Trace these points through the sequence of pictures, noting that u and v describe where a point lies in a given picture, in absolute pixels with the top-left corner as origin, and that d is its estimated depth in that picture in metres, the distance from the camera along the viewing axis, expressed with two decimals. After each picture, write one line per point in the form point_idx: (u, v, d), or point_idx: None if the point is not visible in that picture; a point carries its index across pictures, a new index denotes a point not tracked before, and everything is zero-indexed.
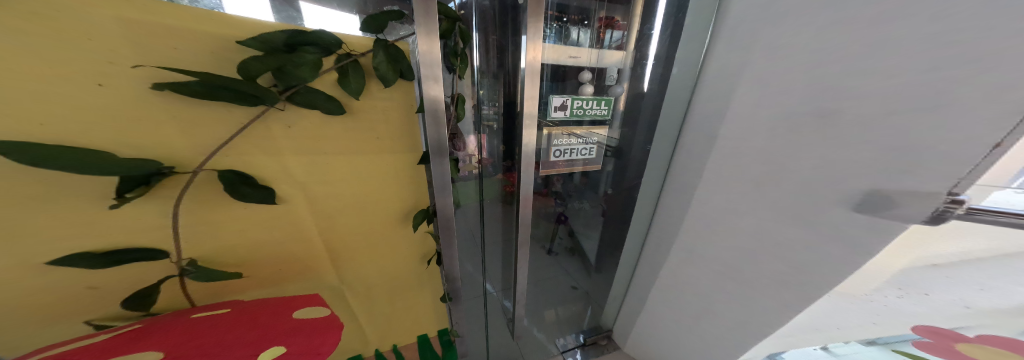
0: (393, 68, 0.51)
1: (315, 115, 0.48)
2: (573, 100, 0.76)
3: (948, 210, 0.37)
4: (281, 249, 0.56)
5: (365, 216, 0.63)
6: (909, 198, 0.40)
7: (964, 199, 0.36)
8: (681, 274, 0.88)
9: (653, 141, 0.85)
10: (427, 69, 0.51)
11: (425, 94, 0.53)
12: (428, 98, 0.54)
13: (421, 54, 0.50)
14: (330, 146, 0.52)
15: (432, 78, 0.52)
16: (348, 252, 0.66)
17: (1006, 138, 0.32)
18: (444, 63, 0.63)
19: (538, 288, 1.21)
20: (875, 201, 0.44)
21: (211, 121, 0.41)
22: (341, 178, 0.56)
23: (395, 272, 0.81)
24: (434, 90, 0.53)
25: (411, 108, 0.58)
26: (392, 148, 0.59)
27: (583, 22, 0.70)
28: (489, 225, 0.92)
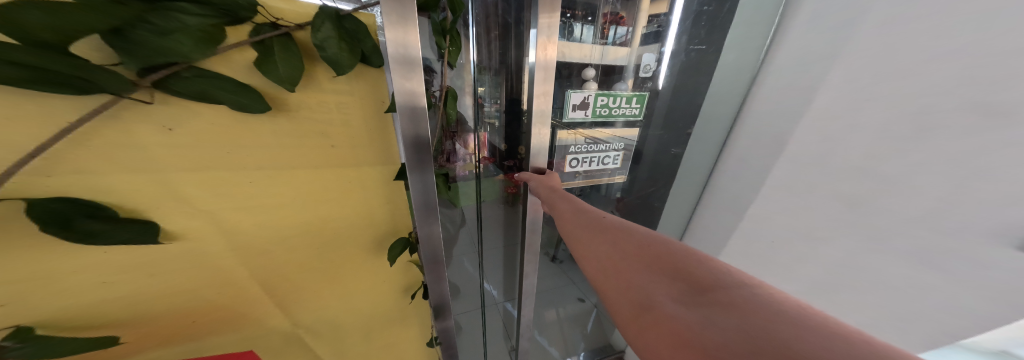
0: (353, 51, 0.36)
1: (224, 112, 0.32)
2: (597, 97, 0.59)
3: None
4: (193, 299, 0.39)
5: (319, 250, 0.47)
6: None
7: None
8: None
9: (694, 141, 0.74)
10: (398, 48, 0.34)
11: (395, 82, 0.36)
12: (399, 88, 0.37)
13: (389, 30, 0.33)
14: (252, 157, 0.36)
15: (403, 63, 0.36)
16: (301, 291, 0.51)
17: None
18: (426, 45, 0.46)
19: (546, 312, 1.05)
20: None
21: (8, 116, 0.23)
22: (280, 202, 0.40)
23: (371, 309, 0.64)
24: (408, 78, 0.37)
25: (383, 106, 0.42)
26: (357, 159, 0.43)
27: (588, 17, 0.53)
28: (487, 240, 0.75)
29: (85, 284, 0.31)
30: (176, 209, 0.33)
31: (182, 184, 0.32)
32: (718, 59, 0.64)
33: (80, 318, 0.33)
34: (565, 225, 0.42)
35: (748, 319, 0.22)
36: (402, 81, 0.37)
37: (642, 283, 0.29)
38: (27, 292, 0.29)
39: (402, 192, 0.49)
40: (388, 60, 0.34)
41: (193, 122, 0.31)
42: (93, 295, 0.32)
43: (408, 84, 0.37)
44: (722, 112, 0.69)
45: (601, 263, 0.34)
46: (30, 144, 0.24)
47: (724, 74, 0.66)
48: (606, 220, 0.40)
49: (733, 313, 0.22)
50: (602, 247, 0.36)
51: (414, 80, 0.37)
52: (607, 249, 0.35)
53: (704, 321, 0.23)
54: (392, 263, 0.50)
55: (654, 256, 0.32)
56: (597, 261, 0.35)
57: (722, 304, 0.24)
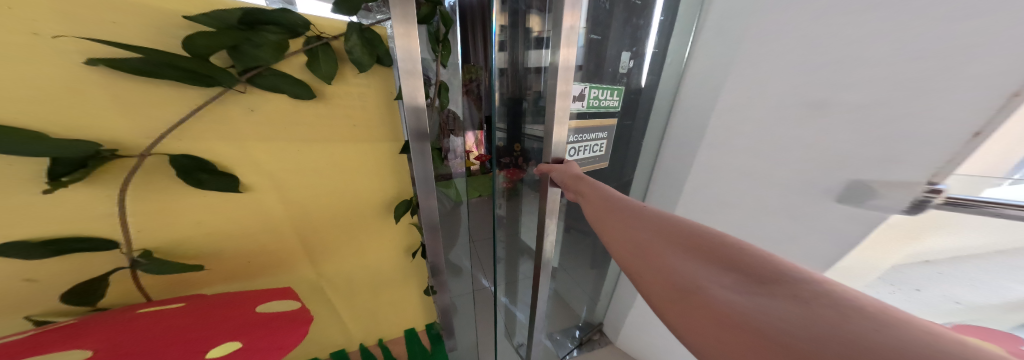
0: (370, 55, 0.48)
1: (282, 99, 0.45)
2: (590, 88, 0.53)
3: (926, 200, 0.34)
4: (251, 241, 0.52)
5: (341, 208, 0.61)
6: (891, 188, 0.37)
7: (943, 189, 0.32)
8: None
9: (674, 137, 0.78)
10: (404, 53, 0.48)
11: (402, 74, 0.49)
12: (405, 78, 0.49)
13: (398, 39, 0.45)
14: (297, 130, 0.48)
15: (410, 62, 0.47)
16: (325, 244, 0.63)
17: (986, 126, 0.29)
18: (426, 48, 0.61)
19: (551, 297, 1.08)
20: (856, 191, 0.40)
21: (160, 100, 0.37)
22: (315, 167, 0.53)
23: (378, 264, 0.77)
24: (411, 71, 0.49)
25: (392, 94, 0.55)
26: (371, 135, 0.57)
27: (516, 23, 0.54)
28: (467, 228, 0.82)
29: (185, 219, 0.44)
30: (247, 167, 0.46)
31: (253, 150, 0.45)
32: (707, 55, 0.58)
33: (177, 247, 0.46)
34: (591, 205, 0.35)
35: (839, 313, 0.13)
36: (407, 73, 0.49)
37: (685, 264, 0.21)
38: (151, 222, 0.42)
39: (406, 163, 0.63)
40: (398, 67, 0.49)
41: (263, 106, 0.44)
42: (188, 230, 0.45)
43: (411, 75, 0.49)
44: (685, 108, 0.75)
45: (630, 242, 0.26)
46: (170, 119, 0.38)
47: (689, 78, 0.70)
48: (640, 202, 0.31)
49: (814, 307, 0.14)
50: (636, 224, 0.27)
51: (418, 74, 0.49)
52: (640, 225, 0.27)
53: (775, 316, 0.14)
54: (397, 220, 0.64)
55: (710, 236, 0.22)
56: (626, 240, 0.27)
57: (816, 298, 0.14)
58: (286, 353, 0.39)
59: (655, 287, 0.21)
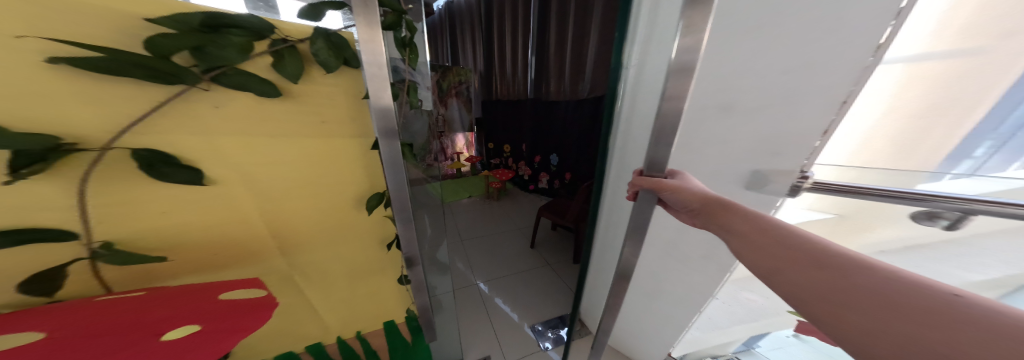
0: (337, 56, 0.51)
1: (249, 96, 0.47)
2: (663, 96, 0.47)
3: (800, 184, 0.58)
4: (217, 234, 0.54)
5: (311, 202, 0.62)
6: (781, 177, 0.61)
7: (810, 175, 0.57)
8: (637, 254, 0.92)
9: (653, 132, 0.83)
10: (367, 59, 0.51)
11: (366, 73, 0.52)
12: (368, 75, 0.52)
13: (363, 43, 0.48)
14: (261, 125, 0.50)
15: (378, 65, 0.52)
16: (297, 237, 0.65)
17: (830, 126, 0.52)
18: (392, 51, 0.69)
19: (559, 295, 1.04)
20: (758, 178, 0.63)
21: (122, 97, 0.39)
22: (285, 161, 0.55)
23: (354, 257, 0.80)
24: (375, 70, 0.52)
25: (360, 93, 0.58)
26: (342, 132, 0.60)
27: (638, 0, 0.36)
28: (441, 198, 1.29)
29: (149, 211, 0.46)
30: (212, 161, 0.48)
31: (219, 144, 0.48)
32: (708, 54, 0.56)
33: (139, 239, 0.47)
34: (741, 250, 0.39)
35: None
36: (371, 72, 0.52)
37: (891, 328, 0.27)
38: (113, 214, 0.44)
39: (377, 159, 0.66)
40: (365, 70, 0.52)
41: (228, 103, 0.46)
42: (151, 222, 0.47)
43: (375, 75, 0.52)
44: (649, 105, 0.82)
45: (818, 300, 0.32)
46: (131, 115, 0.40)
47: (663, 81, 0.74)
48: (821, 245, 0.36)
49: None
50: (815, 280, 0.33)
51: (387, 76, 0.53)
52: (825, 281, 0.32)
53: None
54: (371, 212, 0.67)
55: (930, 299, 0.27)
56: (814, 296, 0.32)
57: None
58: (252, 333, 0.41)
59: (882, 335, 0.27)
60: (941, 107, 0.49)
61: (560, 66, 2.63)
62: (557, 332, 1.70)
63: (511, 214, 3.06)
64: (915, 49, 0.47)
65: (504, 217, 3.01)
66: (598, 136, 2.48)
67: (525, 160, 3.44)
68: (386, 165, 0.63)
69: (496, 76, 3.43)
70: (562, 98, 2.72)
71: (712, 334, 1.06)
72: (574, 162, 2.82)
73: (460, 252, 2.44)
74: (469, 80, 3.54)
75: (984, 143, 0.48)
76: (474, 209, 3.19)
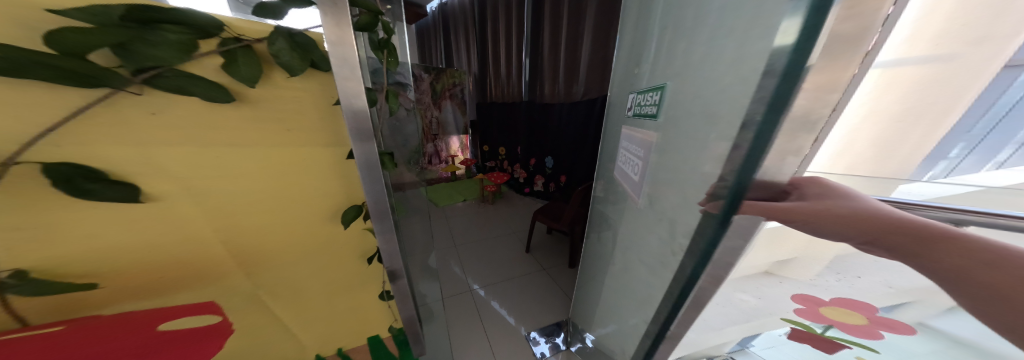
0: (302, 58, 0.47)
1: (195, 102, 0.42)
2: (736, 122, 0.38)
3: None
4: (167, 253, 0.49)
5: (278, 216, 0.58)
6: None
7: None
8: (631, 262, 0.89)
9: (636, 140, 0.72)
10: (337, 68, 0.47)
11: (338, 84, 0.48)
12: (340, 85, 0.48)
13: (330, 42, 0.45)
14: (214, 134, 0.46)
15: (351, 74, 0.48)
16: (260, 255, 0.59)
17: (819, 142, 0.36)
18: (370, 51, 0.69)
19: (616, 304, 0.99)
20: None
21: (33, 105, 0.34)
22: (241, 173, 0.50)
23: (329, 273, 0.74)
24: (347, 80, 0.48)
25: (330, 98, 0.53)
26: (310, 140, 0.55)
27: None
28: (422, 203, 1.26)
29: (75, 231, 0.41)
30: (150, 174, 0.43)
31: (159, 155, 0.43)
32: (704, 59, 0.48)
33: (66, 262, 0.42)
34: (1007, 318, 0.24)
35: None
36: (342, 82, 0.48)
37: None
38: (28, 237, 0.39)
39: (351, 168, 0.61)
40: (335, 70, 0.48)
41: (169, 110, 0.41)
42: (79, 243, 0.42)
43: (346, 84, 0.49)
44: (633, 111, 0.75)
45: None
46: (43, 125, 0.35)
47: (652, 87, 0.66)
48: None
49: None
50: None
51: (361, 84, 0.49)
52: None
53: None
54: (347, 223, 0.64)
55: None
56: None
57: None
58: None
59: None
60: (918, 111, 0.48)
61: (554, 68, 2.61)
62: (552, 340, 1.65)
63: (506, 217, 3.01)
64: (890, 55, 0.45)
65: (499, 221, 2.96)
66: (592, 137, 2.46)
67: (520, 163, 3.40)
68: (365, 176, 0.60)
69: (490, 78, 3.39)
70: (556, 100, 2.69)
71: (710, 336, 0.74)
72: (568, 164, 2.78)
73: (454, 257, 2.38)
74: (463, 81, 3.55)
75: (958, 143, 0.49)
76: (468, 213, 3.13)
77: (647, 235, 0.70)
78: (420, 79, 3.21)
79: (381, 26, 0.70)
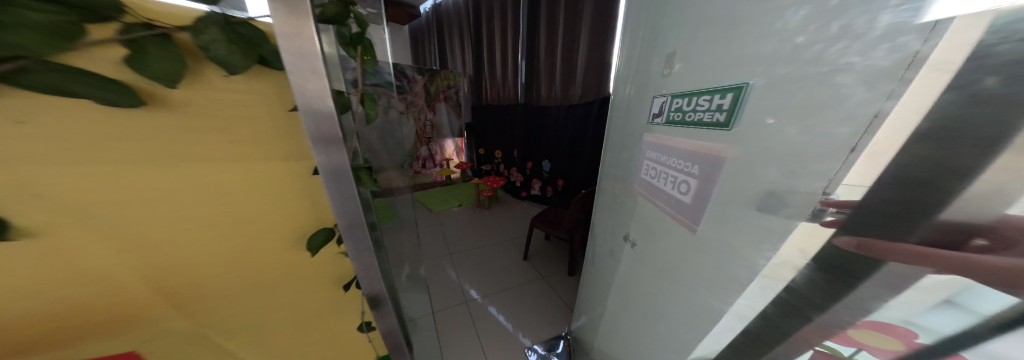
0: (245, 53, 0.39)
1: (94, 112, 0.35)
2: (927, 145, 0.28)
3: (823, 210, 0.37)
4: (79, 290, 0.42)
5: (226, 238, 0.50)
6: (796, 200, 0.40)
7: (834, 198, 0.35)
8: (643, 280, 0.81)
9: (685, 154, 0.57)
10: (294, 67, 0.40)
11: (293, 86, 0.41)
12: (295, 87, 0.41)
13: (284, 35, 0.38)
14: (134, 149, 0.38)
15: (313, 75, 0.41)
16: (204, 287, 0.52)
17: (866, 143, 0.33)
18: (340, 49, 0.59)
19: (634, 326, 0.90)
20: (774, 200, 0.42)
21: None
22: (171, 195, 0.43)
23: (299, 301, 0.66)
24: (306, 82, 0.41)
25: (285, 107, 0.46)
26: (262, 154, 0.47)
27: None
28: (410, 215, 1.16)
29: None
30: (31, 204, 0.36)
31: (42, 179, 0.35)
32: (815, 57, 0.36)
33: None
34: None
35: None
36: (299, 83, 0.41)
37: None
38: None
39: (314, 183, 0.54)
40: (287, 66, 0.40)
41: (59, 123, 0.34)
42: None
43: (305, 87, 0.42)
44: (672, 118, 0.61)
45: None
46: None
47: (704, 91, 0.52)
48: None
49: None
50: None
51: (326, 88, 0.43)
52: None
53: None
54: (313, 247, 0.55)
55: None
56: None
57: None
58: None
59: None
60: None
61: (550, 69, 2.53)
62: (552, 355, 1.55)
63: (504, 223, 2.91)
64: None
65: (495, 226, 2.85)
66: (590, 139, 2.38)
67: (517, 167, 3.31)
68: (333, 194, 0.52)
69: (486, 79, 3.30)
70: (552, 102, 2.61)
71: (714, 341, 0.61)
72: (567, 167, 2.69)
73: (447, 266, 2.26)
74: (458, 83, 3.47)
75: None
76: (462, 218, 3.02)
77: (703, 264, 0.58)
78: (413, 82, 3.13)
79: (353, 19, 0.61)
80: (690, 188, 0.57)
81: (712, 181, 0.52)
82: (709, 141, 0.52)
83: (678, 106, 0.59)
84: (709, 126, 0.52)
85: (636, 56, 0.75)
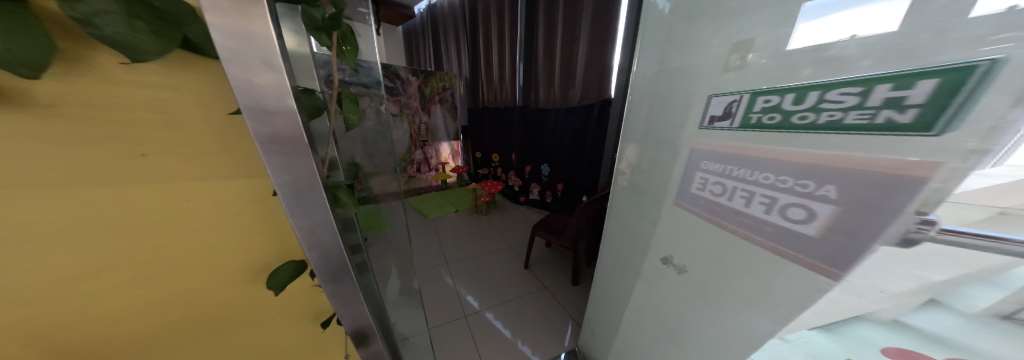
0: (161, 34, 0.28)
1: None
2: None
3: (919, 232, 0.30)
4: None
5: (160, 275, 0.39)
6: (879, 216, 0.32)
7: (934, 219, 0.29)
8: (670, 306, 0.70)
9: (812, 169, 0.37)
10: (233, 54, 0.27)
11: (233, 83, 0.28)
12: (236, 83, 0.28)
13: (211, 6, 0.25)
14: (2, 168, 0.27)
15: (263, 66, 0.29)
16: (136, 336, 0.41)
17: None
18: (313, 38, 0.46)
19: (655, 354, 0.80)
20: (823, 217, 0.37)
21: None
22: (75, 226, 0.33)
23: (265, 344, 0.54)
24: (253, 76, 0.29)
25: (229, 109, 0.35)
26: (203, 172, 0.36)
27: None
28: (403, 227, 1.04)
29: None
30: None
31: None
32: None
33: None
34: None
35: None
36: (243, 78, 0.28)
37: None
38: None
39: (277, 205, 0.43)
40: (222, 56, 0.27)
41: None
42: None
43: (252, 83, 0.29)
44: (751, 123, 0.43)
45: None
46: None
47: (824, 85, 0.35)
48: None
49: None
50: None
51: (284, 84, 0.31)
52: None
53: None
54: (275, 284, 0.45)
55: None
56: None
57: None
58: None
59: None
60: None
61: (550, 70, 2.43)
62: None
63: (503, 230, 2.79)
64: None
65: (493, 233, 2.73)
66: (592, 143, 2.28)
67: (515, 171, 3.19)
68: (299, 229, 0.38)
69: (482, 81, 3.19)
70: (552, 105, 2.51)
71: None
72: (567, 172, 2.59)
73: (443, 276, 2.13)
74: (453, 85, 3.33)
75: None
76: (459, 224, 2.89)
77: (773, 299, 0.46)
78: (407, 83, 3.02)
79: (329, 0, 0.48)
80: (824, 220, 0.37)
81: (885, 215, 0.32)
82: (856, 152, 0.33)
83: (762, 107, 0.41)
84: (844, 133, 0.33)
85: (670, 51, 0.60)
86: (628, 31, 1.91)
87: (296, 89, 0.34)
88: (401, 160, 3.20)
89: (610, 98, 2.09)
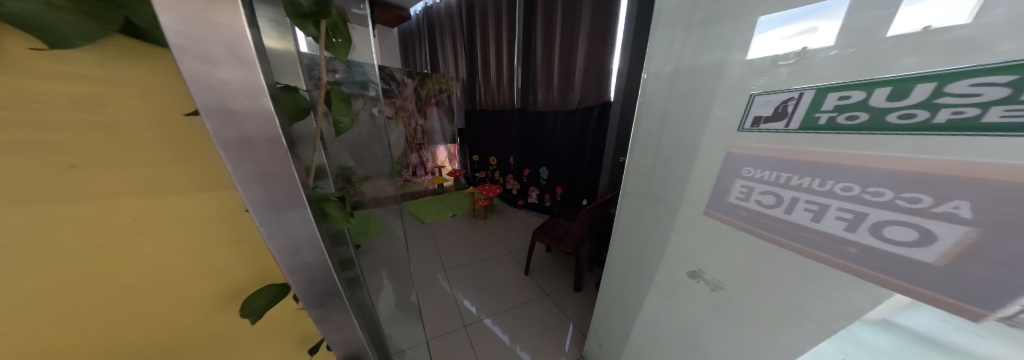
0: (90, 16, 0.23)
1: None
2: None
3: None
4: None
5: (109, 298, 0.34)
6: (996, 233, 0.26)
7: None
8: (687, 322, 0.65)
9: (920, 180, 0.29)
10: (188, 39, 0.21)
11: (189, 76, 0.22)
12: (193, 77, 0.22)
13: None
14: None
15: (228, 55, 0.23)
16: None
17: None
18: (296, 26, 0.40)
19: None
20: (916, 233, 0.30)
21: None
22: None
23: None
24: (215, 68, 0.23)
25: (184, 109, 0.32)
26: (161, 176, 0.32)
27: None
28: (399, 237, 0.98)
29: None
30: None
31: None
32: None
33: None
34: None
35: None
36: (201, 70, 0.22)
37: None
38: None
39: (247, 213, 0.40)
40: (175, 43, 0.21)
41: None
42: None
43: (214, 77, 0.23)
44: (821, 125, 0.35)
45: None
46: None
47: (932, 75, 0.27)
48: None
49: None
50: None
51: (256, 79, 0.25)
52: None
53: None
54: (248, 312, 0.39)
55: None
56: None
57: None
58: None
59: None
60: None
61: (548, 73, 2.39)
62: None
63: (500, 234, 2.72)
64: None
65: (491, 238, 2.66)
66: (591, 146, 2.25)
67: (513, 174, 3.14)
68: (277, 252, 0.32)
69: (479, 84, 3.14)
70: (550, 107, 2.47)
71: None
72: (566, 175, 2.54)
73: (440, 283, 2.06)
74: (449, 88, 3.27)
75: None
76: (456, 229, 2.81)
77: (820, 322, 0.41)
78: (402, 85, 2.95)
79: None
80: (946, 245, 0.29)
81: None
82: (992, 158, 0.25)
83: (836, 105, 0.34)
84: (969, 135, 0.26)
85: (690, 47, 0.53)
86: (627, 33, 1.89)
87: (274, 86, 0.28)
88: (396, 164, 3.12)
89: (610, 101, 2.06)
